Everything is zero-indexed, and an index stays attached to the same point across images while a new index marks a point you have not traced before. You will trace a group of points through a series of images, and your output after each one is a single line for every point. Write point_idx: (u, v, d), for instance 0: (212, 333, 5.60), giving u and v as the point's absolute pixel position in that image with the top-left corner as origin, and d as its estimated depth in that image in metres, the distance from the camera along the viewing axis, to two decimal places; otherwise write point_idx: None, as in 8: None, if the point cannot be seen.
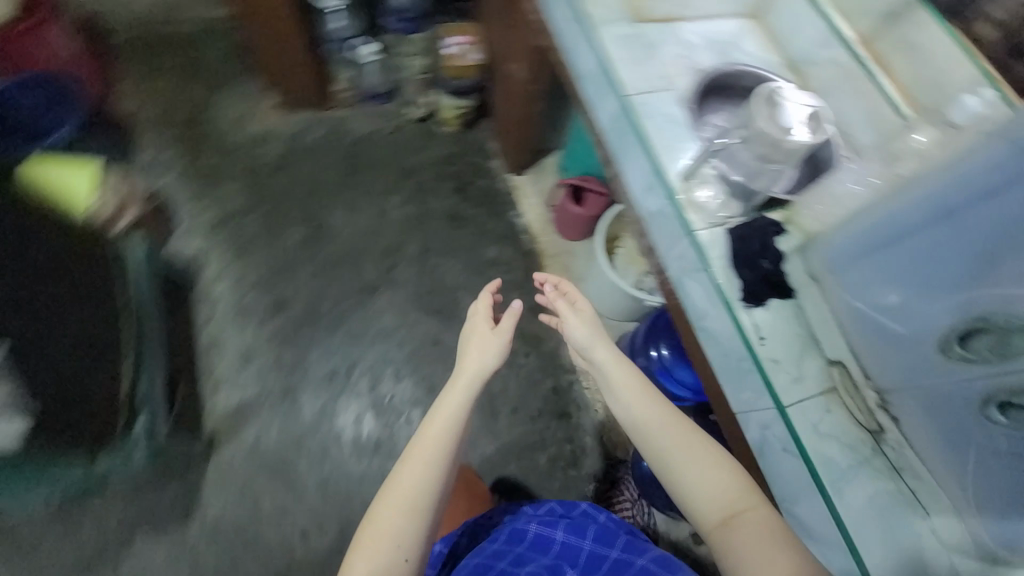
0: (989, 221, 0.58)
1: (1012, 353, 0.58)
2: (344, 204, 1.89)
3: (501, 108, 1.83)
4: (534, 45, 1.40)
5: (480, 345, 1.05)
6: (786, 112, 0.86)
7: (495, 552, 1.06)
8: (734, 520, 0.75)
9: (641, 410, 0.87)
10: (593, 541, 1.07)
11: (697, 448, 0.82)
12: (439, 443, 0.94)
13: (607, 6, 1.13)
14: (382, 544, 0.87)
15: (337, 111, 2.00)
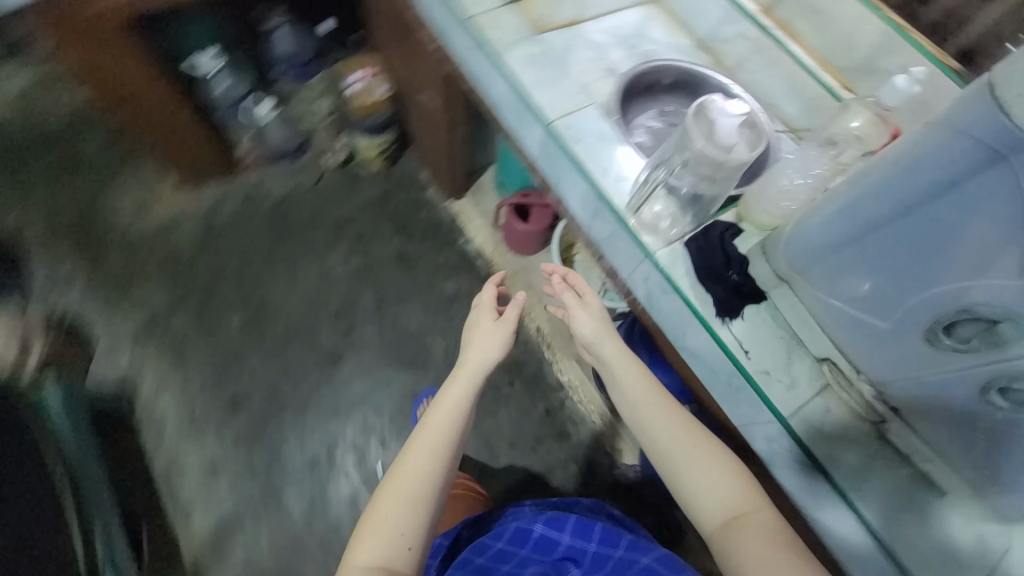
0: (951, 212, 0.52)
1: (1003, 342, 0.54)
2: (281, 274, 1.75)
3: (423, 138, 1.74)
4: (439, 74, 1.32)
5: (483, 336, 0.99)
6: (724, 128, 0.79)
7: (499, 554, 1.02)
8: (742, 520, 0.77)
9: (654, 406, 0.86)
10: (600, 543, 0.98)
11: (706, 448, 0.83)
12: (443, 437, 0.88)
13: (505, 24, 1.04)
14: (381, 537, 0.80)
15: (248, 177, 1.84)
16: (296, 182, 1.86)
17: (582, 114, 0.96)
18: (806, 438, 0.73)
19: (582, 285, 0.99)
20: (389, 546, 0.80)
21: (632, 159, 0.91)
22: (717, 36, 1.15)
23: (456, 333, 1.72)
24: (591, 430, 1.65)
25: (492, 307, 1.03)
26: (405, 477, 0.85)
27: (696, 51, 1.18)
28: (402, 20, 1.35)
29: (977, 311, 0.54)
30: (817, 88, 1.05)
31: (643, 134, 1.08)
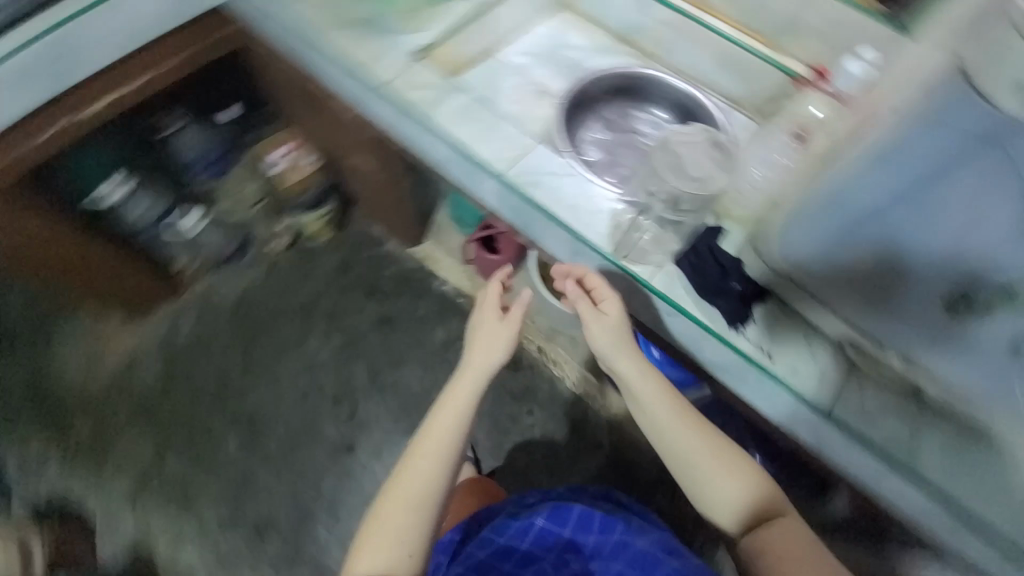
0: None
1: None
2: (265, 378, 1.66)
3: (366, 196, 1.65)
4: (364, 137, 1.24)
5: (486, 338, 0.94)
6: (691, 163, 0.88)
7: (501, 551, 0.95)
8: (772, 522, 0.83)
9: (682, 412, 0.85)
10: (600, 532, 0.95)
11: (737, 457, 0.85)
12: (444, 445, 0.89)
13: (422, 78, 0.97)
14: (393, 547, 0.83)
15: (196, 289, 1.74)
16: (250, 278, 1.77)
17: (535, 153, 0.90)
18: (851, 423, 0.73)
19: (604, 291, 0.84)
20: (395, 550, 0.83)
21: (600, 187, 0.87)
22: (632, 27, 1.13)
23: None
24: (623, 433, 1.63)
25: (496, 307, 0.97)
26: (410, 484, 0.87)
27: (618, 46, 1.16)
28: (306, 89, 1.26)
29: None
30: (748, 57, 1.03)
31: (596, 154, 1.04)
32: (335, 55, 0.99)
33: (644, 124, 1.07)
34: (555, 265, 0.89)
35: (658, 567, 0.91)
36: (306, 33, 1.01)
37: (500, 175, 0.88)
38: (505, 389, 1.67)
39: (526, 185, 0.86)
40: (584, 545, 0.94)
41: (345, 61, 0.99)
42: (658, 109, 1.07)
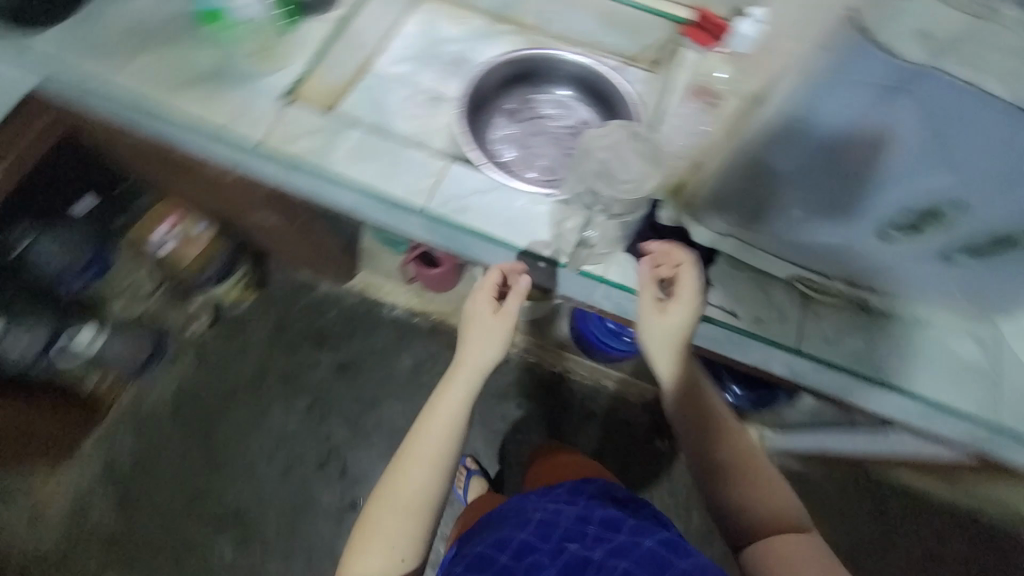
0: (876, 137, 0.51)
1: (949, 220, 0.57)
2: (237, 469, 1.53)
3: (279, 248, 1.51)
4: (254, 194, 1.11)
5: (481, 335, 0.80)
6: (620, 164, 0.72)
7: (498, 545, 0.85)
8: (788, 535, 0.70)
9: (702, 411, 0.78)
10: (599, 525, 0.86)
11: (760, 463, 0.76)
12: (438, 449, 0.77)
13: (298, 122, 0.86)
14: (383, 556, 0.74)
15: (126, 398, 1.56)
16: (182, 370, 1.60)
17: (451, 174, 0.83)
18: (821, 351, 0.75)
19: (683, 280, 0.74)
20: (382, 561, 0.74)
21: (528, 192, 0.82)
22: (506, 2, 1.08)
23: None
24: (612, 396, 1.66)
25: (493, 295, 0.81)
26: (400, 492, 0.75)
27: (496, 27, 1.10)
28: (166, 157, 1.08)
29: (918, 207, 0.56)
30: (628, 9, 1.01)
31: (510, 154, 0.99)
32: (188, 122, 0.85)
33: (547, 108, 1.02)
34: (645, 244, 0.77)
35: (667, 570, 0.76)
36: (145, 104, 0.86)
37: (420, 209, 0.81)
38: (487, 393, 1.65)
39: (451, 212, 0.80)
40: (586, 542, 0.82)
41: (202, 126, 0.84)
42: (556, 88, 1.03)
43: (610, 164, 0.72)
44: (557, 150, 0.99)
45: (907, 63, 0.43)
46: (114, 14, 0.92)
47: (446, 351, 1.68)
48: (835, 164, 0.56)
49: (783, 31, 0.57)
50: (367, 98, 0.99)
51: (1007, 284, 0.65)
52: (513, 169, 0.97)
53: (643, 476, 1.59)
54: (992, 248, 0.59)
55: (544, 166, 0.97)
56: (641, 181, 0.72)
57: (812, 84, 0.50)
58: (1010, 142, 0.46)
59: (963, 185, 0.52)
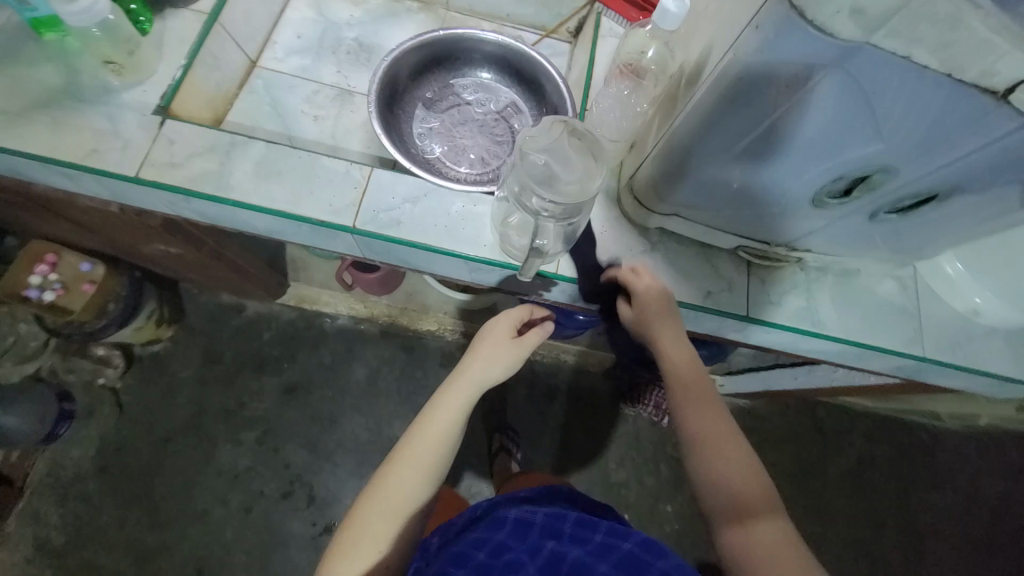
0: (809, 112, 0.51)
1: (876, 184, 0.59)
2: (189, 520, 1.39)
3: (191, 273, 1.34)
4: (145, 223, 0.95)
5: (490, 351, 0.78)
6: (561, 167, 0.60)
7: (472, 541, 0.77)
8: (758, 526, 0.62)
9: (686, 386, 0.70)
10: (577, 526, 0.80)
11: (739, 443, 0.68)
12: (431, 456, 0.73)
13: (181, 137, 0.73)
14: (370, 561, 0.68)
15: (40, 466, 1.38)
16: (102, 425, 1.41)
17: (380, 183, 0.75)
18: (767, 314, 0.78)
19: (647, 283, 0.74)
20: (369, 564, 0.68)
21: (464, 190, 0.76)
22: None
23: (405, 405, 1.56)
24: (572, 369, 1.69)
25: (512, 329, 0.81)
26: (391, 496, 0.71)
27: (398, 6, 1.02)
28: (21, 194, 0.89)
29: (848, 176, 0.58)
30: None
31: (437, 148, 0.91)
32: (42, 156, 0.69)
33: (467, 92, 0.95)
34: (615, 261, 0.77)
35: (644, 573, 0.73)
36: None
37: (351, 227, 0.73)
38: None
39: (386, 226, 0.73)
40: (564, 538, 0.77)
41: (59, 160, 0.69)
42: (473, 70, 0.95)
43: (552, 165, 0.61)
44: (484, 138, 0.94)
45: (840, 43, 0.43)
46: None
47: (399, 353, 1.60)
48: (776, 146, 0.56)
49: (715, 6, 0.55)
50: (265, 100, 0.89)
51: (923, 231, 0.70)
52: (442, 165, 0.90)
53: (612, 439, 1.65)
54: (913, 205, 0.62)
55: (476, 160, 0.91)
56: (587, 180, 0.60)
57: (750, 67, 0.49)
58: (932, 112, 0.48)
59: (889, 154, 0.54)
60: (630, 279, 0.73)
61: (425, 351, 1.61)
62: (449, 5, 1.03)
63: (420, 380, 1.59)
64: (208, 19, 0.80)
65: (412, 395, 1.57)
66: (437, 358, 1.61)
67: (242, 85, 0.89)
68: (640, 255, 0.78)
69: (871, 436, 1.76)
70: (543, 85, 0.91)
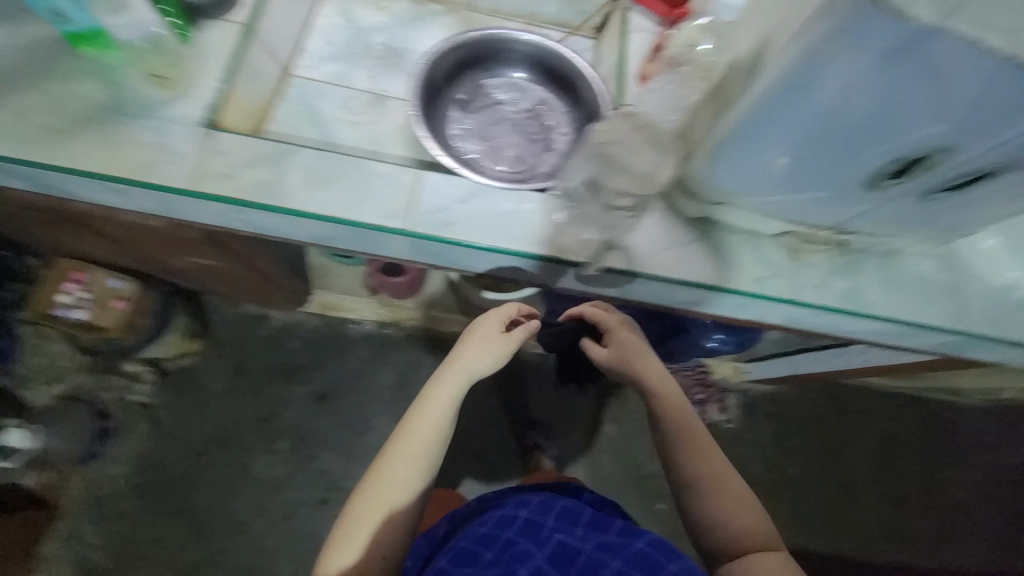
0: (871, 100, 0.53)
1: (931, 165, 0.61)
2: (229, 532, 1.39)
3: (218, 285, 1.34)
4: (185, 237, 0.96)
5: (479, 344, 0.86)
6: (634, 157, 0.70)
7: (485, 538, 0.86)
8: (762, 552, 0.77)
9: (673, 418, 0.90)
10: (587, 526, 0.88)
11: (738, 482, 0.83)
12: (430, 442, 0.78)
13: (231, 149, 0.73)
14: (371, 546, 0.73)
15: (76, 486, 1.37)
16: (135, 442, 1.41)
17: (429, 185, 0.76)
18: (813, 297, 0.80)
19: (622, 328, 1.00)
20: (367, 548, 0.72)
21: (512, 189, 0.77)
22: None
23: None
24: None
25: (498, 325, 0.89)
26: (390, 484, 0.75)
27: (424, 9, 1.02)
28: (62, 214, 0.89)
29: (905, 158, 0.60)
30: None
31: (473, 149, 0.92)
32: (97, 174, 0.69)
33: (499, 92, 0.96)
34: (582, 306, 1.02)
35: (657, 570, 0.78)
36: (27, 162, 0.69)
37: (404, 230, 0.73)
38: (477, 388, 1.62)
39: (438, 227, 0.74)
40: (574, 535, 0.85)
41: (114, 177, 0.69)
42: (504, 70, 0.96)
43: None
44: (519, 137, 0.94)
45: (914, 27, 0.45)
46: None
47: (426, 356, 1.61)
48: (834, 135, 0.58)
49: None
50: (302, 108, 0.89)
51: (970, 209, 0.71)
52: (480, 165, 0.91)
53: (640, 431, 1.66)
54: (965, 183, 0.64)
55: (514, 159, 0.92)
56: (654, 169, 0.70)
57: (814, 59, 0.51)
58: (994, 96, 0.50)
59: (949, 136, 0.56)
60: (609, 322, 1.00)
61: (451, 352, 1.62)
62: (474, 7, 1.04)
63: None
64: (246, 29, 0.80)
65: None
66: None
67: (279, 95, 0.89)
68: (688, 244, 0.79)
69: (894, 414, 1.78)
70: (575, 83, 0.92)
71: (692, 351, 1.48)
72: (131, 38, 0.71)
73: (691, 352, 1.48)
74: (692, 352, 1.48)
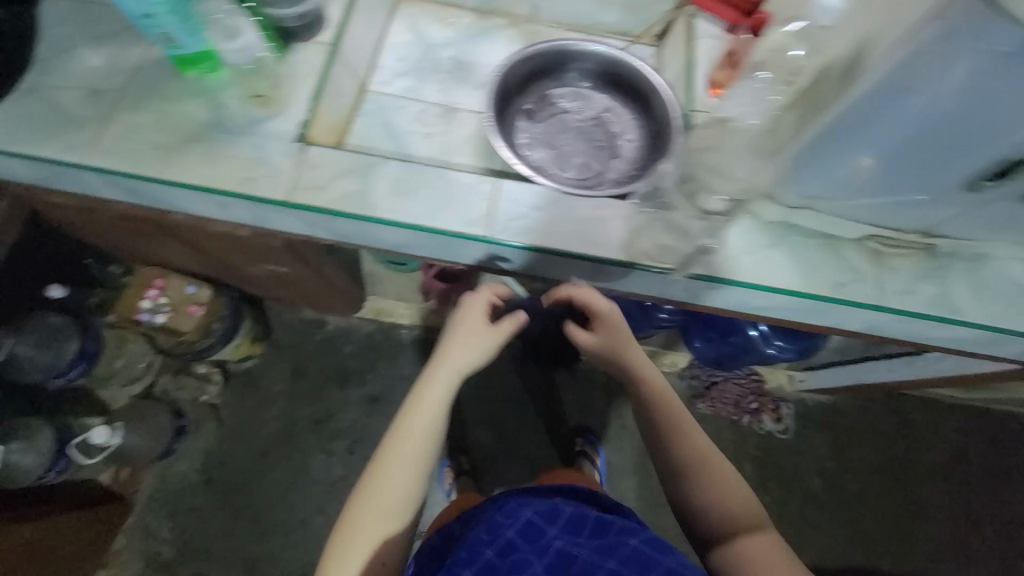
0: (981, 98, 0.53)
1: None
2: (290, 529, 1.44)
3: (283, 291, 1.40)
4: (266, 246, 1.01)
5: (467, 338, 0.84)
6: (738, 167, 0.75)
7: (484, 539, 0.80)
8: (755, 534, 0.75)
9: (668, 414, 0.83)
10: (589, 532, 0.81)
11: (717, 457, 0.81)
12: (423, 441, 0.78)
13: (323, 161, 0.77)
14: (374, 549, 0.74)
15: (150, 482, 1.45)
16: (204, 440, 1.48)
17: (507, 193, 0.78)
18: (898, 302, 0.78)
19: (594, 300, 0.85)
20: (369, 553, 0.73)
21: (587, 196, 0.79)
22: None
23: (484, 411, 1.60)
24: None
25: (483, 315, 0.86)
26: (388, 488, 0.76)
27: (488, 23, 1.06)
28: (157, 224, 0.96)
29: (1011, 159, 0.59)
30: None
31: (539, 157, 0.94)
32: (203, 187, 0.75)
33: (564, 101, 0.98)
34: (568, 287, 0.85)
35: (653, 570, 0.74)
36: (140, 176, 0.75)
37: (484, 236, 0.76)
38: (525, 393, 1.63)
39: (519, 234, 0.76)
40: (574, 542, 0.79)
41: (218, 189, 0.74)
42: (570, 78, 0.98)
43: None
44: (584, 145, 0.96)
45: None
46: (65, 73, 0.79)
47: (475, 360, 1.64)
48: (936, 134, 0.58)
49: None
50: (377, 121, 0.94)
51: None
52: (547, 172, 0.92)
53: None
54: None
55: (580, 165, 0.94)
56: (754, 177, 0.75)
57: (923, 56, 0.52)
58: None
59: None
60: (590, 301, 0.84)
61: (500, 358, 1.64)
62: (536, 19, 1.06)
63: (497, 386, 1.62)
64: (331, 48, 0.85)
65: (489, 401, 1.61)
66: (511, 363, 1.65)
67: (356, 109, 0.94)
68: (765, 249, 0.78)
69: (961, 428, 1.70)
70: (642, 91, 0.92)
71: (747, 359, 1.45)
72: (240, 61, 0.75)
73: (746, 359, 1.45)
74: (747, 359, 1.45)
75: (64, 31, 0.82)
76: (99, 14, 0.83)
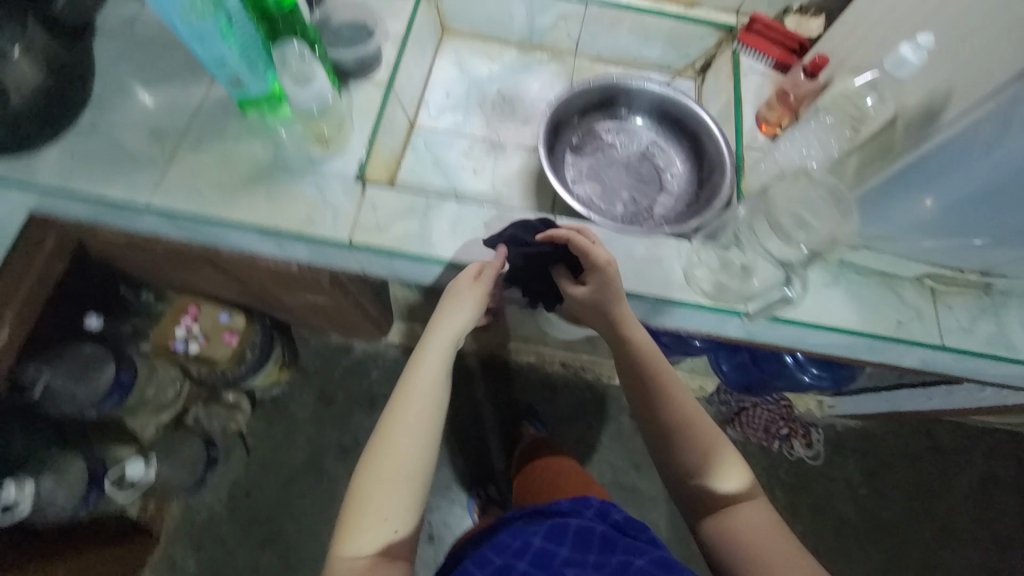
0: None
1: None
2: (317, 561, 1.41)
3: (315, 317, 1.40)
4: (310, 280, 1.01)
5: (454, 299, 0.74)
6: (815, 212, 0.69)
7: (496, 567, 0.79)
8: (738, 507, 0.73)
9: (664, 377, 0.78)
10: (599, 552, 0.77)
11: (709, 427, 0.77)
12: (429, 411, 0.71)
13: (382, 200, 0.77)
14: (386, 521, 0.67)
15: (176, 512, 1.43)
16: (230, 469, 1.47)
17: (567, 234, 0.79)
18: (959, 339, 0.78)
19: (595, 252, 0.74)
20: (381, 530, 0.66)
21: (643, 234, 0.79)
22: (537, 32, 1.06)
23: (512, 437, 1.58)
24: None
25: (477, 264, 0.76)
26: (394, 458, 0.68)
27: (531, 57, 1.08)
28: (205, 259, 0.96)
29: None
30: (670, 22, 0.99)
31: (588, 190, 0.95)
32: (265, 227, 0.75)
33: (609, 135, 0.99)
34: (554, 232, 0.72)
35: None
36: (202, 216, 0.75)
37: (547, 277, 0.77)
38: (553, 419, 1.61)
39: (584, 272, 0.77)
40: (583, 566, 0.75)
41: (279, 229, 0.74)
42: (613, 113, 0.99)
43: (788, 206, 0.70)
44: (632, 180, 0.97)
45: None
46: (127, 112, 0.80)
47: (502, 385, 1.63)
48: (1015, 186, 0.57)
49: (957, 43, 0.56)
50: (427, 155, 0.95)
51: None
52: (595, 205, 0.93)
53: None
54: None
55: (628, 199, 0.94)
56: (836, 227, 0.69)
57: (1006, 115, 0.51)
58: None
59: None
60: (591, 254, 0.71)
61: (526, 383, 1.64)
62: (577, 54, 1.09)
63: (524, 411, 1.61)
64: (387, 86, 0.86)
65: (517, 427, 1.59)
66: (538, 388, 1.64)
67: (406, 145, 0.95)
68: (823, 289, 0.78)
69: (990, 452, 1.69)
70: (693, 131, 0.94)
71: (778, 385, 1.44)
72: (309, 108, 0.72)
73: (778, 385, 1.44)
74: (779, 385, 1.44)
75: (125, 72, 0.82)
76: (161, 55, 0.84)
